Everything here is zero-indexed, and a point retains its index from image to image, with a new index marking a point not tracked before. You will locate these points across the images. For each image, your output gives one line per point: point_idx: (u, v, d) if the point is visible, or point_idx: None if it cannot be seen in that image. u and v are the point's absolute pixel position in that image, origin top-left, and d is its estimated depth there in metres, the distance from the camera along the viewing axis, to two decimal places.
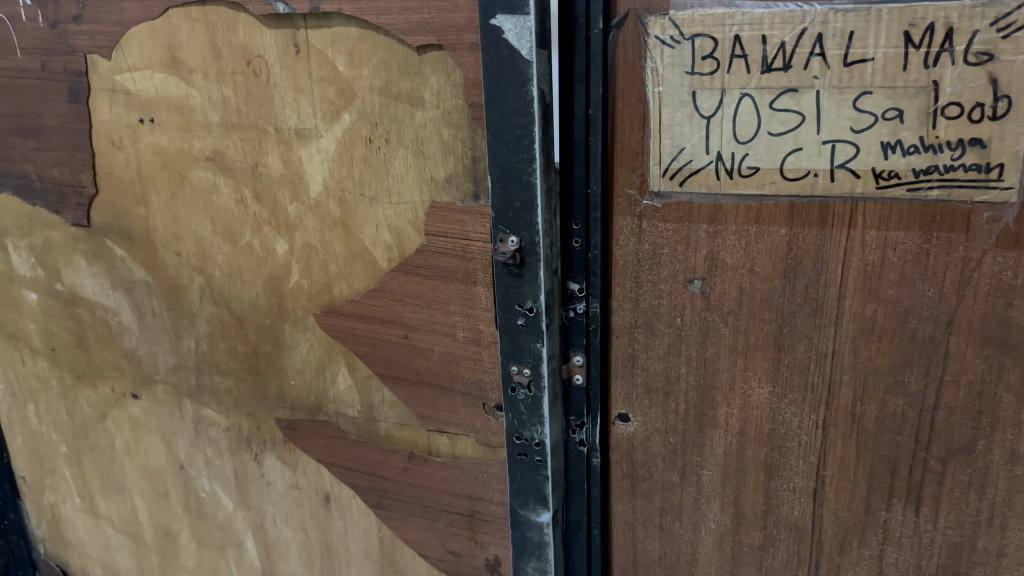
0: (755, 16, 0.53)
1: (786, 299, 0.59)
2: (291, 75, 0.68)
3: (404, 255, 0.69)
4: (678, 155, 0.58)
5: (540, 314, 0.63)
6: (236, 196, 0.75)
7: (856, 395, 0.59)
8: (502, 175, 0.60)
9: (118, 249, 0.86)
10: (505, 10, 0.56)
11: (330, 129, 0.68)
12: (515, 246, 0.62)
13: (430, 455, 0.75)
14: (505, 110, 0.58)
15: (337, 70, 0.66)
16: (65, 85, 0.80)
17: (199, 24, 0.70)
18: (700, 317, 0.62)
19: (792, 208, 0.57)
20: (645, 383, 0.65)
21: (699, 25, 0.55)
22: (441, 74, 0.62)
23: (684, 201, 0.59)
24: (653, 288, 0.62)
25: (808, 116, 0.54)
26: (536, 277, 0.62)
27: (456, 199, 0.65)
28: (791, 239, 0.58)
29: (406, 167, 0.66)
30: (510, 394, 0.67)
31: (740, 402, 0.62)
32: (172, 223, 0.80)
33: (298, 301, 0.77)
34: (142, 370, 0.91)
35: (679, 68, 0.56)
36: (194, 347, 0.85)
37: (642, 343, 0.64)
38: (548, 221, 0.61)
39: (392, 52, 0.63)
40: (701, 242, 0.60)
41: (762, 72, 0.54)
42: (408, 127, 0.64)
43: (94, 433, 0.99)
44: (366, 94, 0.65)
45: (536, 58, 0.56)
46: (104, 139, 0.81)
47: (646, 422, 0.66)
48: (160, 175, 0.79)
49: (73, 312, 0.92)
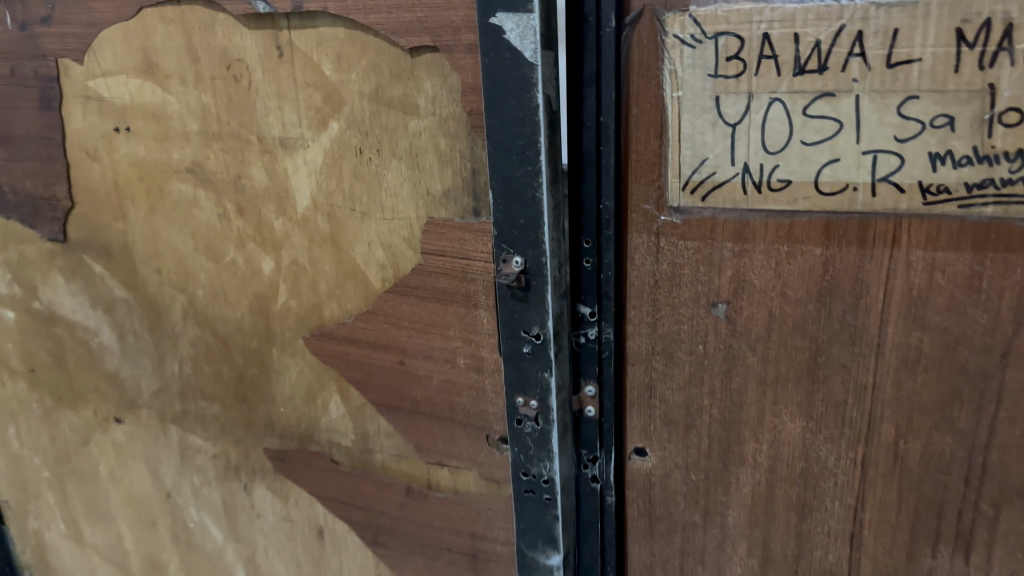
0: (787, 12, 0.47)
1: (822, 325, 0.53)
2: (274, 81, 0.62)
3: (399, 276, 0.64)
4: (700, 167, 0.52)
5: (547, 342, 0.57)
6: (219, 211, 0.70)
7: (899, 431, 0.54)
8: (504, 190, 0.55)
9: (97, 266, 0.80)
10: (507, 7, 0.50)
11: (317, 139, 0.62)
12: (520, 267, 0.56)
13: (430, 489, 0.70)
14: (507, 118, 0.53)
15: (323, 75, 0.60)
16: (36, 92, 0.74)
17: (174, 25, 0.64)
18: (725, 344, 0.56)
19: (828, 226, 0.51)
20: (664, 416, 0.59)
21: (724, 22, 0.49)
22: (437, 79, 0.56)
23: (706, 218, 0.53)
24: (673, 313, 0.56)
25: (846, 123, 0.48)
26: (543, 300, 0.56)
27: (455, 215, 0.59)
28: (827, 259, 0.52)
29: (400, 180, 0.60)
30: (516, 427, 0.61)
31: (770, 438, 0.57)
32: (152, 239, 0.75)
33: (286, 323, 0.71)
34: (125, 394, 0.85)
35: (701, 71, 0.50)
36: (178, 370, 0.80)
37: (660, 373, 0.58)
38: (555, 240, 0.55)
39: (382, 55, 0.57)
40: (726, 262, 0.54)
41: (794, 74, 0.48)
42: (401, 137, 0.59)
43: (77, 458, 0.94)
44: (355, 100, 0.60)
45: (542, 60, 0.51)
46: (78, 150, 0.75)
47: (666, 457, 0.60)
48: (138, 188, 0.73)
49: (52, 332, 0.87)
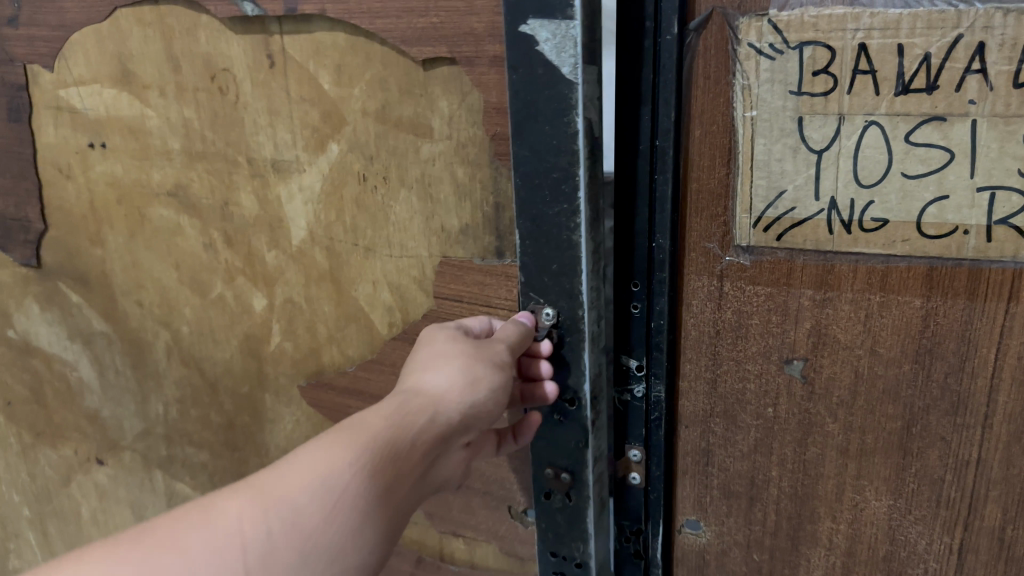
0: (889, 18, 0.39)
1: (918, 391, 0.45)
2: (265, 93, 0.54)
3: (408, 321, 0.56)
4: (776, 201, 0.44)
5: (583, 407, 0.49)
6: (205, 240, 0.62)
7: (1007, 514, 0.45)
8: (534, 229, 0.47)
9: (74, 295, 0.72)
10: (540, 11, 0.42)
11: (314, 162, 0.54)
12: (552, 320, 0.48)
13: (442, 561, 0.63)
14: (538, 145, 0.44)
15: (321, 89, 0.52)
16: (4, 101, 0.66)
17: (153, 29, 0.56)
18: (800, 407, 0.48)
19: (931, 273, 0.42)
20: (723, 486, 0.51)
21: (811, 29, 0.40)
22: (454, 96, 0.48)
23: (782, 259, 0.45)
24: (737, 369, 0.48)
25: (958, 154, 0.40)
26: (579, 361, 0.48)
27: (473, 256, 0.51)
28: (928, 313, 0.43)
29: (410, 213, 0.52)
30: (544, 502, 0.53)
31: (851, 516, 0.49)
32: (132, 268, 0.67)
33: (280, 367, 0.63)
34: (106, 434, 0.77)
35: (780, 87, 0.42)
36: (164, 413, 0.72)
37: (720, 437, 0.50)
38: (594, 289, 0.47)
39: (390, 67, 0.49)
40: (805, 313, 0.46)
41: (896, 94, 0.40)
42: (411, 163, 0.51)
43: (58, 499, 0.86)
44: (357, 118, 0.51)
45: (582, 77, 0.42)
46: (52, 167, 0.67)
47: (723, 532, 0.52)
48: (116, 212, 0.65)
49: (28, 364, 0.79)
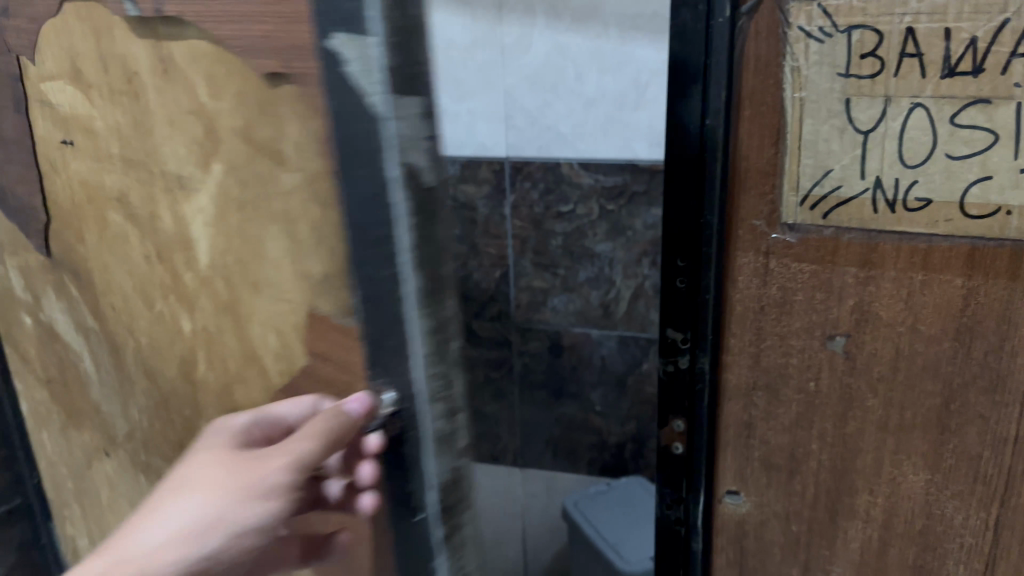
0: (937, 3, 0.40)
1: (957, 368, 0.46)
2: (164, 103, 0.52)
3: (292, 371, 0.53)
4: (823, 180, 0.45)
5: (427, 517, 0.48)
6: (145, 253, 0.63)
7: None
8: (370, 291, 0.43)
9: (72, 288, 0.77)
10: (346, 25, 0.37)
11: (205, 182, 0.51)
12: (393, 405, 0.45)
13: None
14: (358, 192, 0.41)
15: (199, 100, 0.48)
16: (9, 91, 0.71)
17: (88, 27, 0.56)
18: (841, 382, 0.49)
19: (973, 253, 0.44)
20: (764, 458, 0.53)
21: (860, 13, 0.41)
22: (300, 119, 0.42)
23: (828, 237, 0.47)
24: (781, 344, 0.50)
25: (1003, 135, 0.41)
26: (420, 461, 0.47)
27: (334, 311, 0.46)
28: (969, 292, 0.44)
29: (281, 253, 0.48)
30: None
31: (887, 491, 0.50)
32: (105, 269, 0.70)
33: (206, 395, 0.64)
34: (107, 429, 0.82)
35: (829, 69, 0.43)
36: (139, 420, 0.76)
37: (762, 410, 0.52)
38: (435, 372, 0.45)
39: (247, 80, 0.44)
40: (848, 290, 0.47)
41: (942, 76, 0.41)
42: (275, 192, 0.46)
43: (86, 479, 0.91)
44: (230, 137, 0.47)
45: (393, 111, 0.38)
46: (46, 157, 0.71)
47: (763, 503, 0.54)
48: (89, 209, 0.68)
49: (55, 349, 0.85)
